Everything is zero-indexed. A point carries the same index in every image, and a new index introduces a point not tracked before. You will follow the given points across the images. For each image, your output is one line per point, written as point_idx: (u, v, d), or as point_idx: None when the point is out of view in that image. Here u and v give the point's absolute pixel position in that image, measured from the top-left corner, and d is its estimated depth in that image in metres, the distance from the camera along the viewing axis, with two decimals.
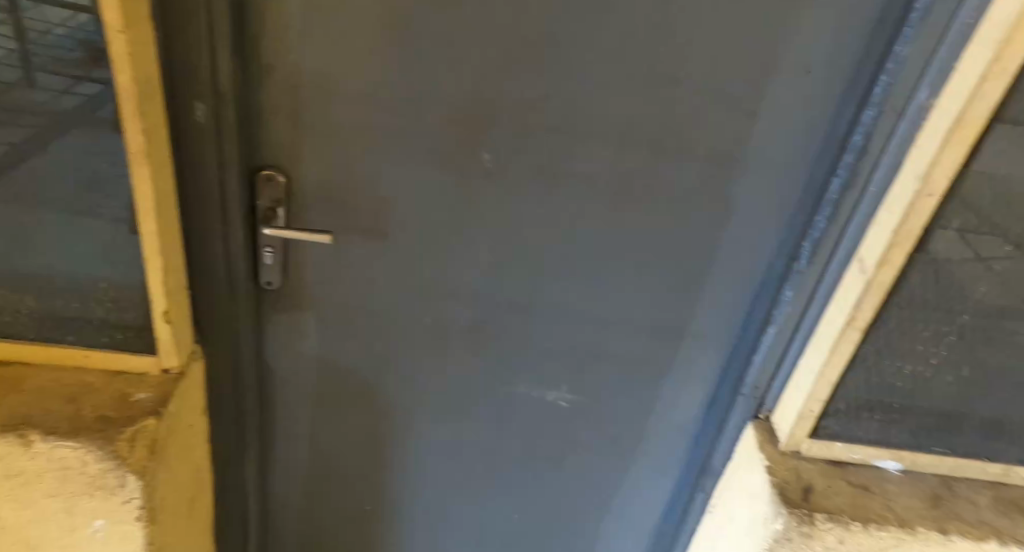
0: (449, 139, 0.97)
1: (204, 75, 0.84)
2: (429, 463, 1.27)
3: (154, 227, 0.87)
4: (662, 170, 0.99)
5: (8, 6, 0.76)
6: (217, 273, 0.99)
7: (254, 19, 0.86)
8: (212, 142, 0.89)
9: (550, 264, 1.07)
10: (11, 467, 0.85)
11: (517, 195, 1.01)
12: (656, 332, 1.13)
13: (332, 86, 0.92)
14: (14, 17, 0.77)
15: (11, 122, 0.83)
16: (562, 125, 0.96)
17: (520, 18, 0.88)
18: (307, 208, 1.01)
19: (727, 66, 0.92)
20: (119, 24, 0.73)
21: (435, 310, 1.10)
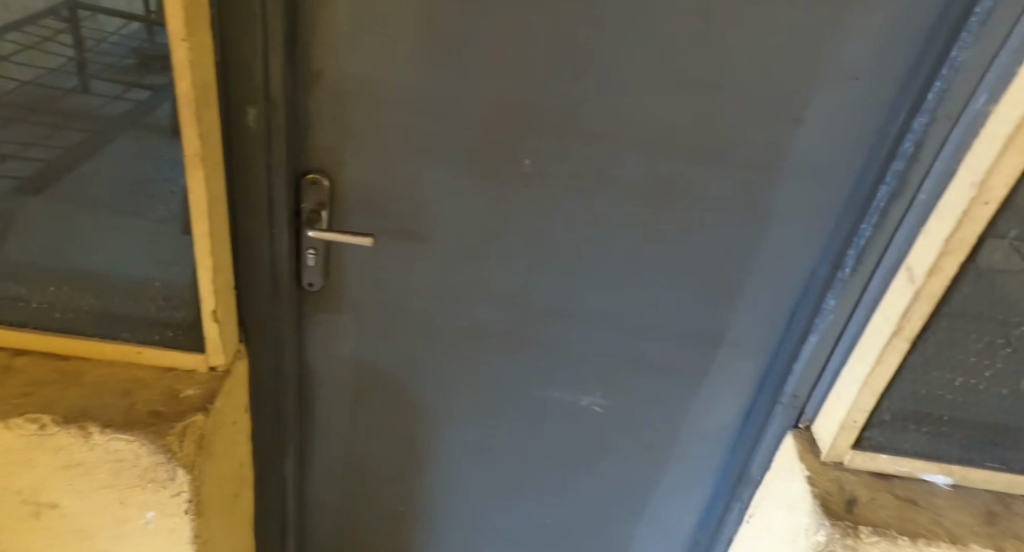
0: (492, 143, 0.98)
1: (258, 81, 0.87)
2: (463, 464, 1.28)
3: (206, 228, 0.89)
4: (702, 177, 0.99)
5: (68, 16, 0.82)
6: (262, 274, 1.02)
7: (305, 26, 0.89)
8: (262, 146, 0.91)
9: (589, 270, 1.07)
10: (71, 457, 0.89)
11: (557, 200, 1.02)
12: (694, 340, 1.12)
13: (376, 91, 0.94)
14: (73, 27, 0.82)
15: (67, 126, 0.89)
16: (604, 131, 0.97)
17: (567, 24, 0.89)
18: (350, 211, 1.03)
19: (772, 73, 0.92)
20: (183, 33, 0.76)
21: (473, 313, 1.11)
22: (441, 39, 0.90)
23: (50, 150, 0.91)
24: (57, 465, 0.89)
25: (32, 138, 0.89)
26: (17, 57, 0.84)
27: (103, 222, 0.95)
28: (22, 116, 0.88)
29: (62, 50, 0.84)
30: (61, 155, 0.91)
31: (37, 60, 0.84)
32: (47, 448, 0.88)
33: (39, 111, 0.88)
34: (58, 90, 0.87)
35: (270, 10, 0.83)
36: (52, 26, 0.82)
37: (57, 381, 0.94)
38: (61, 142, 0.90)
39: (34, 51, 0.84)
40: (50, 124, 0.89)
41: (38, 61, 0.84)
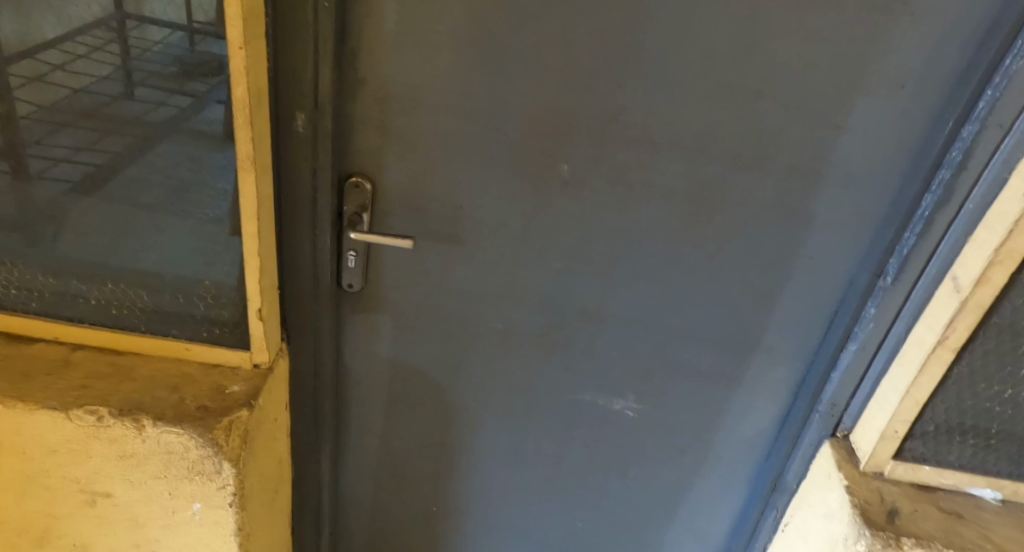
0: (533, 149, 0.99)
1: (307, 87, 0.89)
2: (495, 465, 1.29)
3: (255, 229, 0.92)
4: (741, 183, 0.99)
5: (117, 27, 0.87)
6: (306, 275, 1.04)
7: (353, 32, 0.91)
8: (309, 149, 0.94)
9: (625, 275, 1.08)
10: (125, 449, 0.92)
11: (595, 205, 1.03)
12: (729, 346, 1.12)
13: (419, 96, 0.96)
14: (121, 36, 0.88)
15: (115, 132, 0.93)
16: (644, 138, 0.97)
17: (611, 31, 0.91)
18: (390, 214, 1.04)
19: (815, 80, 0.92)
20: (240, 41, 0.79)
21: (509, 316, 1.13)
22: (487, 44, 0.92)
23: (98, 154, 0.95)
24: (112, 456, 0.93)
25: (83, 143, 0.94)
26: (69, 66, 0.89)
27: (157, 222, 0.98)
28: (73, 121, 0.92)
29: (110, 59, 0.89)
30: (108, 160, 0.95)
31: (87, 69, 0.89)
32: (103, 439, 0.91)
33: (89, 118, 0.92)
34: (106, 98, 0.91)
35: (321, 19, 0.86)
36: (102, 37, 0.88)
37: (112, 375, 0.97)
38: (108, 147, 0.94)
39: (84, 60, 0.89)
40: (99, 130, 0.93)
41: (88, 70, 0.89)
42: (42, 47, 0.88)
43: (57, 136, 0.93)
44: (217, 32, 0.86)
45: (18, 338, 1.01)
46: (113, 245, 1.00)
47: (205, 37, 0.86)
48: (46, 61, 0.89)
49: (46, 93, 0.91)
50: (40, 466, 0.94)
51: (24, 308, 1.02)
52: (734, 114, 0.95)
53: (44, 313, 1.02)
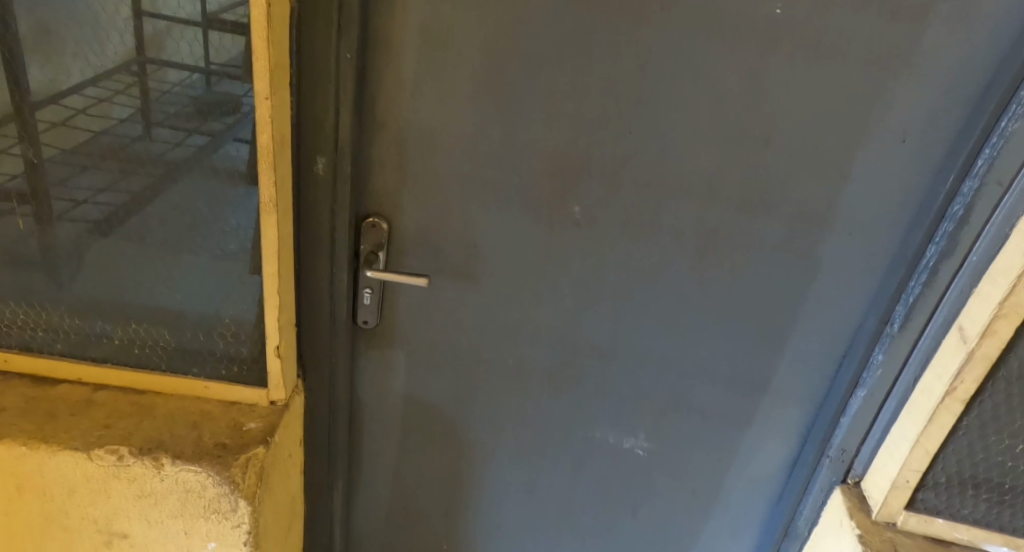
0: (546, 193, 1.01)
1: (328, 133, 0.92)
2: (505, 503, 1.30)
3: (275, 268, 0.94)
4: (749, 228, 1.01)
5: (138, 71, 0.90)
6: (322, 314, 1.05)
7: (372, 81, 0.94)
8: (328, 192, 0.96)
9: (636, 316, 1.09)
10: (144, 487, 0.94)
11: (605, 247, 1.04)
12: (738, 388, 1.13)
13: (435, 143, 0.98)
14: (141, 80, 0.90)
15: (135, 172, 0.96)
16: (654, 183, 1.00)
17: (621, 83, 0.93)
18: (406, 253, 1.06)
19: (819, 130, 0.94)
20: (267, 92, 0.82)
21: (521, 354, 1.14)
22: (502, 94, 0.95)
23: (118, 195, 0.97)
24: (131, 496, 0.95)
25: (104, 184, 0.97)
26: (91, 110, 0.92)
27: (181, 262, 1.01)
28: (94, 163, 0.95)
29: (131, 102, 0.92)
30: (128, 201, 0.98)
31: (108, 112, 0.92)
32: (123, 478, 0.93)
33: (110, 159, 0.95)
34: (126, 139, 0.94)
35: (343, 69, 0.89)
36: (123, 81, 0.90)
37: (134, 413, 0.99)
38: (128, 187, 0.97)
39: (106, 104, 0.92)
40: (119, 171, 0.96)
41: (108, 113, 0.92)
42: (65, 92, 0.91)
43: (79, 178, 0.96)
44: (233, 74, 0.89)
45: (41, 379, 1.03)
46: (134, 284, 1.02)
47: (222, 78, 0.90)
48: (69, 106, 0.92)
49: (68, 136, 0.94)
50: (61, 507, 0.96)
51: (49, 350, 1.04)
52: (742, 162, 0.97)
53: (70, 352, 1.04)
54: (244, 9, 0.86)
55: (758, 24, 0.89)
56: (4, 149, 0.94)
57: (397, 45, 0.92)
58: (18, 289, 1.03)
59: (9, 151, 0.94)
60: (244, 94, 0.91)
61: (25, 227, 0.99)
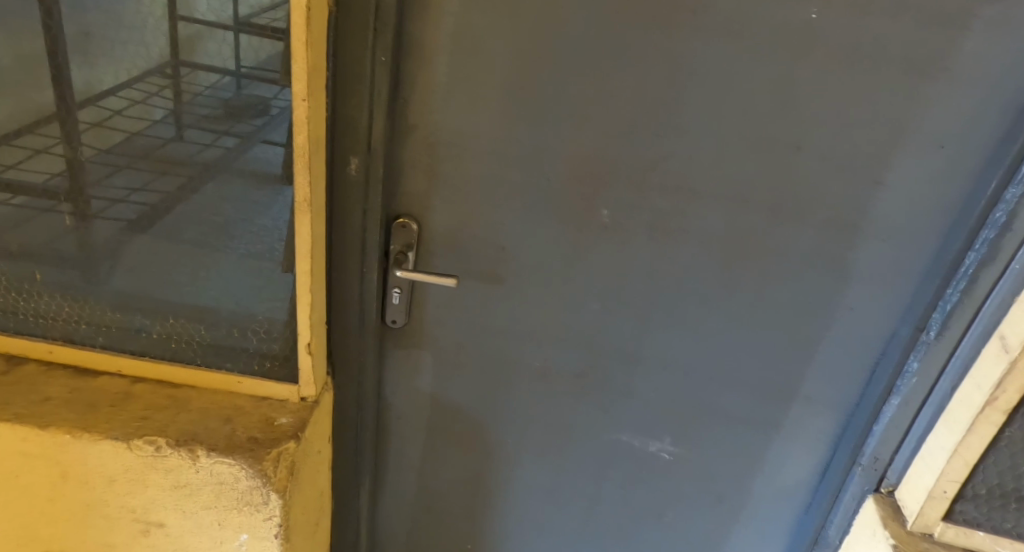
0: (575, 196, 1.02)
1: (362, 134, 0.93)
2: (529, 503, 1.30)
3: (307, 267, 0.95)
4: (779, 233, 1.01)
5: (172, 74, 0.93)
6: (352, 313, 1.07)
7: (406, 84, 0.96)
8: (359, 192, 0.97)
9: (662, 319, 1.09)
10: (179, 478, 0.97)
11: (633, 251, 1.05)
12: (766, 393, 1.12)
13: (466, 146, 0.99)
14: (175, 82, 0.93)
15: (169, 172, 0.99)
16: (683, 187, 1.00)
17: (654, 87, 0.94)
18: (435, 254, 1.07)
19: (852, 135, 0.94)
20: (304, 94, 0.84)
21: (547, 355, 1.14)
22: (534, 98, 0.96)
23: (152, 194, 1.01)
24: (167, 486, 0.98)
25: (137, 183, 1.00)
26: (127, 111, 0.95)
27: (217, 259, 1.04)
28: (129, 163, 0.99)
29: (165, 104, 0.94)
30: (162, 199, 1.01)
31: (144, 113, 0.95)
32: (160, 469, 0.97)
33: (143, 159, 0.98)
34: (159, 140, 0.97)
35: (378, 71, 0.90)
36: (157, 83, 0.93)
37: (170, 407, 1.02)
38: (162, 186, 1.00)
39: (141, 105, 0.95)
40: (153, 171, 0.99)
41: (144, 114, 0.95)
42: (103, 94, 0.94)
43: (116, 177, 1.00)
44: (262, 76, 0.92)
45: (83, 371, 1.07)
46: (173, 280, 1.06)
47: (251, 80, 0.92)
48: (107, 107, 0.95)
49: (105, 137, 0.97)
50: (101, 496, 0.99)
51: (91, 343, 1.07)
52: (773, 166, 0.97)
53: (109, 346, 1.07)
54: (273, 13, 0.88)
55: (791, 29, 0.89)
56: (47, 149, 0.98)
57: (431, 49, 0.93)
58: (61, 283, 1.06)
59: (51, 151, 0.98)
60: (273, 96, 0.93)
61: (68, 224, 1.03)
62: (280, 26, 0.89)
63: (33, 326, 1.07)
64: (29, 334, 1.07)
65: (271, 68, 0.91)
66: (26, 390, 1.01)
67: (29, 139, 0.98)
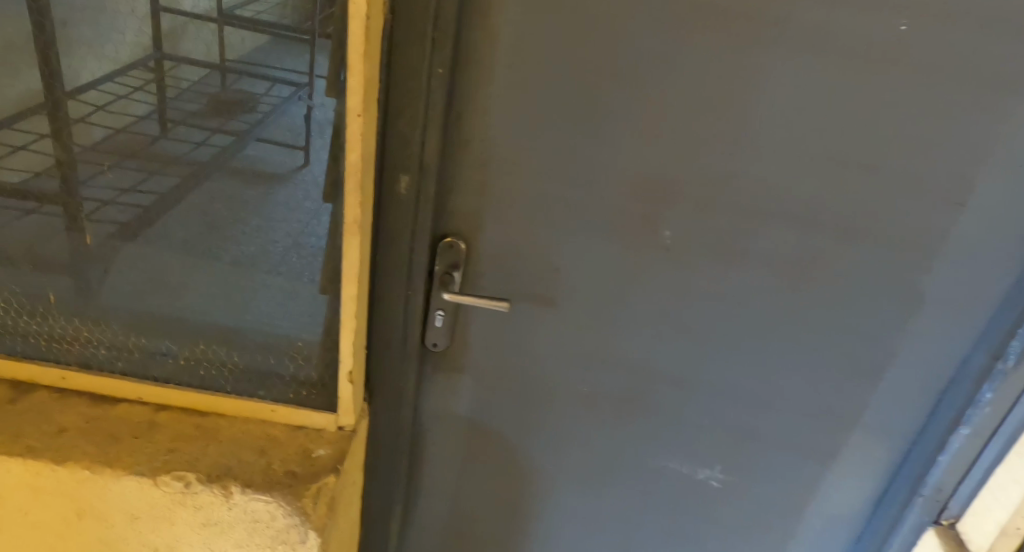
0: (634, 216, 0.96)
1: (414, 151, 0.87)
2: (567, 531, 1.25)
3: (354, 291, 0.90)
4: (846, 255, 0.96)
5: (154, 67, 0.87)
6: (394, 339, 1.00)
7: (459, 97, 0.89)
8: (409, 213, 0.91)
9: (717, 343, 1.04)
10: (210, 516, 0.90)
11: (690, 273, 1.00)
12: (823, 419, 1.08)
13: (520, 163, 0.93)
14: (158, 76, 0.87)
15: (159, 172, 0.93)
16: (749, 207, 0.94)
17: (726, 102, 0.88)
18: (481, 275, 1.01)
19: (931, 155, 0.89)
20: (360, 108, 0.78)
21: (596, 379, 1.09)
22: (597, 112, 0.90)
23: (143, 196, 0.95)
24: (195, 524, 0.91)
25: (127, 184, 0.94)
26: (109, 107, 0.89)
27: (248, 280, 0.99)
28: (116, 162, 0.93)
29: (148, 99, 0.89)
30: (154, 202, 0.95)
31: (127, 108, 0.89)
32: (188, 506, 0.90)
33: (131, 158, 0.93)
34: (147, 137, 0.92)
35: (434, 84, 0.84)
36: (141, 77, 0.87)
37: (198, 437, 0.95)
38: (153, 187, 0.94)
39: (124, 100, 0.89)
40: (142, 170, 0.93)
41: (128, 110, 0.90)
42: (82, 88, 0.88)
43: (104, 177, 0.94)
44: (250, 72, 0.87)
45: (98, 398, 0.98)
46: (204, 303, 1.01)
47: (239, 75, 0.87)
48: (87, 102, 0.89)
49: (86, 134, 0.91)
50: (120, 532, 0.92)
51: (110, 368, 0.99)
52: (844, 186, 0.92)
53: (130, 372, 0.99)
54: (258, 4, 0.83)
55: (876, 43, 0.84)
56: (28, 145, 0.92)
57: (488, 60, 0.87)
58: (81, 308, 1.01)
59: (35, 148, 0.92)
60: (264, 93, 0.89)
61: (87, 243, 0.97)
62: (266, 19, 0.84)
63: (45, 349, 0.99)
64: (41, 359, 0.99)
65: (266, 64, 0.87)
66: (38, 420, 0.93)
67: (6, 136, 0.91)
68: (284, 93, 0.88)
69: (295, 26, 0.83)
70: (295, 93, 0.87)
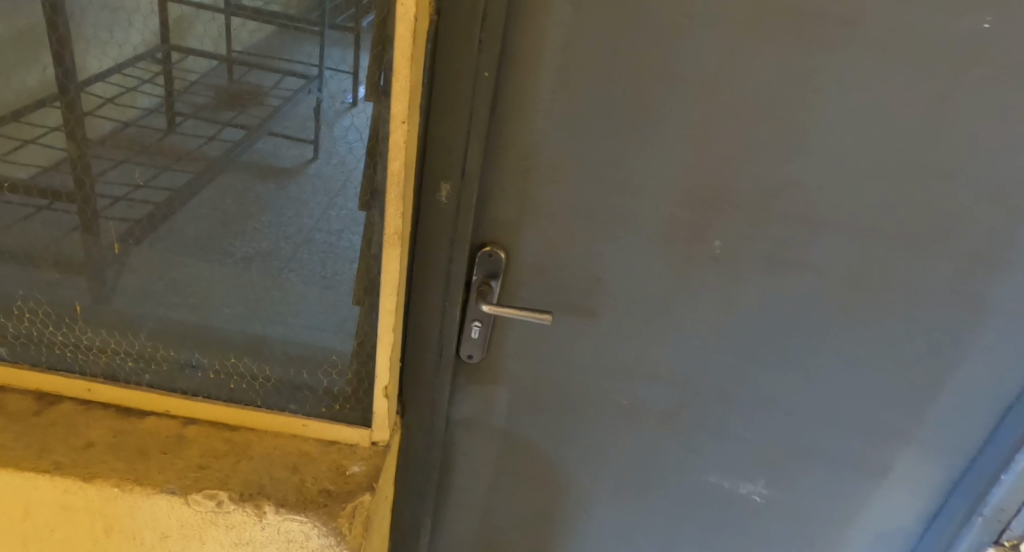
0: (684, 225, 0.92)
1: (456, 158, 0.83)
2: (601, 543, 1.21)
3: (392, 303, 0.86)
4: (905, 266, 0.92)
5: (162, 59, 0.81)
6: (430, 350, 0.97)
7: (503, 101, 0.85)
8: (449, 222, 0.87)
9: (765, 356, 1.00)
10: (242, 535, 0.86)
11: (740, 283, 0.95)
12: (875, 434, 1.04)
13: (565, 171, 0.89)
14: (166, 68, 0.82)
15: (170, 167, 0.88)
16: (805, 216, 0.90)
17: (786, 107, 0.84)
18: (520, 285, 0.97)
19: (1001, 163, 0.85)
20: (404, 115, 0.74)
21: (638, 391, 1.05)
22: (649, 116, 0.85)
23: (156, 192, 0.90)
24: (227, 543, 0.87)
25: (139, 180, 0.89)
26: (116, 99, 0.84)
27: (276, 290, 0.95)
28: (126, 157, 0.88)
29: (156, 91, 0.84)
30: (166, 198, 0.90)
31: (134, 101, 0.84)
32: (220, 525, 0.86)
33: (141, 153, 0.88)
34: (155, 131, 0.86)
35: (479, 89, 0.79)
36: (147, 69, 0.82)
37: (228, 453, 0.91)
38: (166, 183, 0.89)
39: (132, 93, 0.84)
40: (153, 166, 0.88)
41: (135, 102, 0.85)
42: (88, 81, 0.83)
43: (115, 172, 0.89)
44: (259, 63, 0.81)
45: (125, 410, 0.95)
46: (233, 311, 0.96)
47: (247, 67, 0.81)
48: (96, 94, 0.84)
49: (94, 127, 0.86)
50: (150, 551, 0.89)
51: (136, 381, 0.96)
52: (907, 194, 0.88)
53: (157, 384, 0.96)
54: None
55: (949, 46, 0.80)
56: (36, 139, 0.87)
57: (536, 62, 0.82)
58: (107, 317, 0.97)
59: (44, 142, 0.88)
60: (271, 86, 0.83)
61: (114, 250, 0.93)
62: (273, 9, 0.78)
63: (69, 360, 0.96)
64: (65, 370, 0.95)
65: (276, 55, 0.81)
66: (63, 434, 0.90)
67: (14, 128, 0.87)
68: (294, 86, 0.82)
69: (303, 17, 0.78)
70: (305, 86, 0.82)
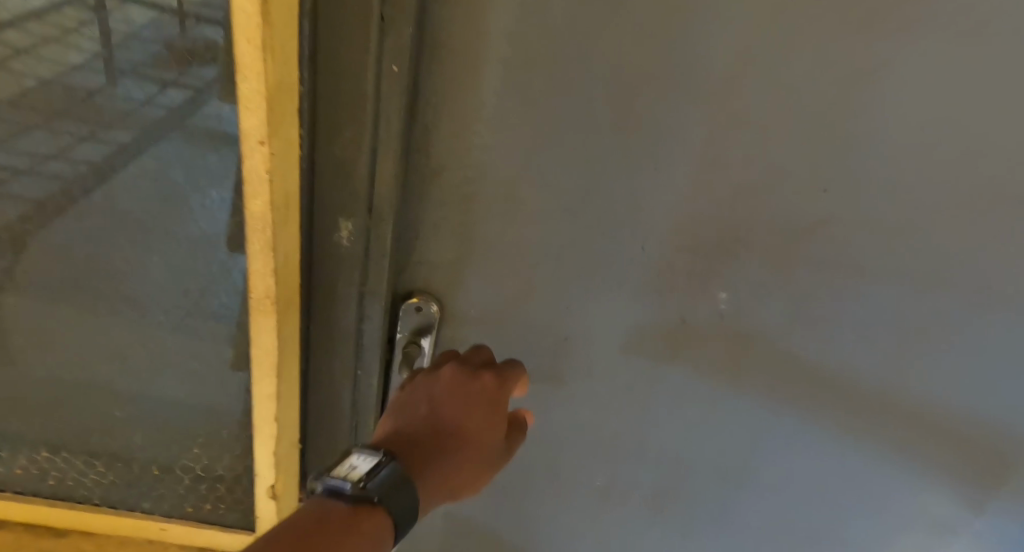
0: (679, 275, 0.67)
1: (358, 188, 0.57)
2: None
3: (273, 387, 0.67)
4: (977, 333, 0.67)
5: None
6: (340, 430, 0.73)
7: (431, 103, 0.59)
8: (356, 274, 0.62)
9: (779, 436, 0.77)
10: None
11: (753, 348, 0.71)
12: (916, 529, 0.82)
13: (518, 199, 0.63)
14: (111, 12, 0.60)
15: (108, 127, 0.66)
16: (851, 265, 0.64)
17: (828, 119, 0.57)
18: (460, 343, 0.73)
19: None
20: (260, 134, 0.52)
21: (616, 471, 0.84)
22: (637, 126, 0.59)
23: (89, 154, 0.68)
24: None
25: (74, 135, 0.68)
26: (54, 40, 0.63)
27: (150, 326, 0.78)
28: (58, 108, 0.66)
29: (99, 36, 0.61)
30: (102, 163, 0.68)
31: (77, 43, 0.62)
32: None
33: (80, 104, 0.66)
34: (98, 82, 0.64)
35: (384, 91, 0.52)
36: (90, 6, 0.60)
37: None
38: (100, 146, 0.67)
39: (73, 34, 0.62)
40: (90, 124, 0.66)
41: (76, 44, 0.63)
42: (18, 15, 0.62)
43: (47, 127, 0.68)
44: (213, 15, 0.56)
45: None
46: (119, 358, 0.80)
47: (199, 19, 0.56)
48: (27, 33, 0.63)
49: (26, 71, 0.65)
50: None
51: None
52: (996, 242, 0.62)
53: None
54: None
55: None
56: None
57: (472, 50, 0.56)
58: None
59: None
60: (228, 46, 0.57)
61: None
62: None
63: None
64: None
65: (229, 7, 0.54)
66: None
67: None
68: None
69: None
70: None
